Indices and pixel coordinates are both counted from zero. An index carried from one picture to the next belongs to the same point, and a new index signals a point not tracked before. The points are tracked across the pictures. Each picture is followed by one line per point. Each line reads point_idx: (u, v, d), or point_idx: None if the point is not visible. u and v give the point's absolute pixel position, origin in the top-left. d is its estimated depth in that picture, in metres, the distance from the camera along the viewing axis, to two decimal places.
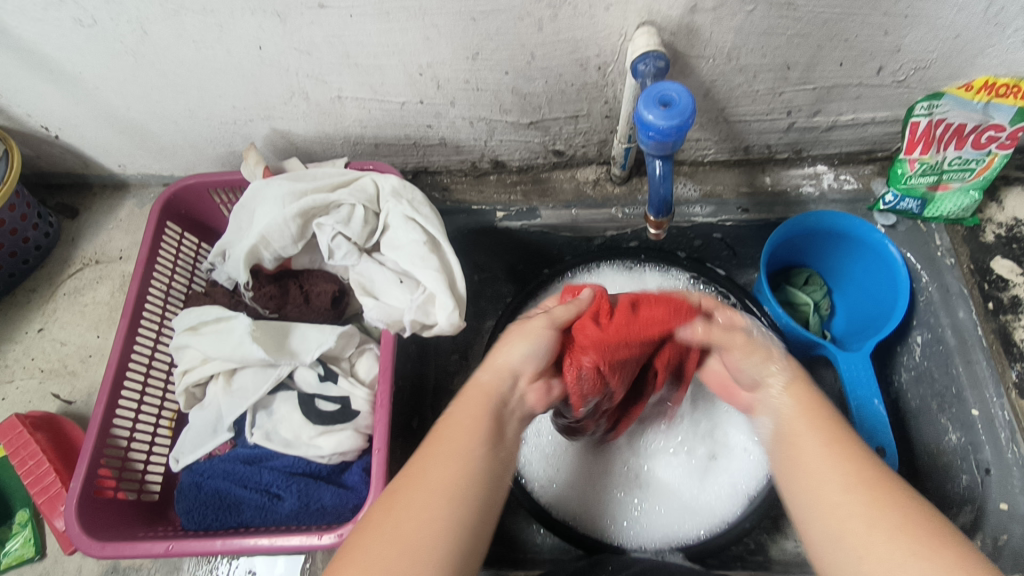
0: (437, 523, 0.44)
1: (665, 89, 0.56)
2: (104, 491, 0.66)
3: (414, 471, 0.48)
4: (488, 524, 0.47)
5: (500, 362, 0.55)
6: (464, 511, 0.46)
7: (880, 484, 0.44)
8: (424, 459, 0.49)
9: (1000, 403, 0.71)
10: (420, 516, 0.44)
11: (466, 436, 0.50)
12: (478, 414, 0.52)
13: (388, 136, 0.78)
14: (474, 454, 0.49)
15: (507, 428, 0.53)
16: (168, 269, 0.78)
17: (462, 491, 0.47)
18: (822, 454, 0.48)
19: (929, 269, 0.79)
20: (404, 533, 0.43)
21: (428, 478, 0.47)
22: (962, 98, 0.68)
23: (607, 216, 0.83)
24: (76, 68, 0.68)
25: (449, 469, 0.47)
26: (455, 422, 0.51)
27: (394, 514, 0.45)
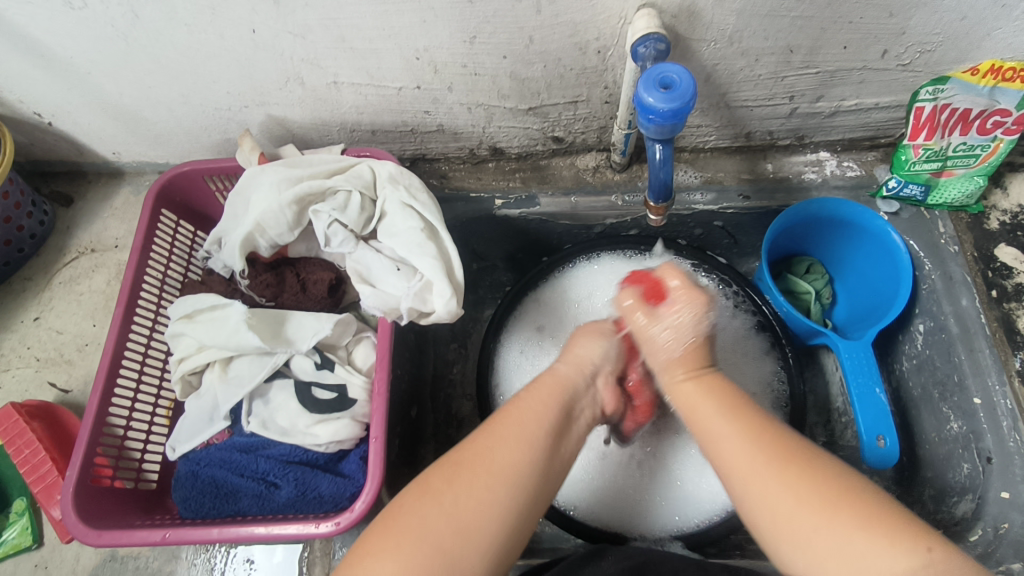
0: (494, 503, 0.53)
1: (666, 72, 0.55)
2: (101, 479, 0.66)
3: (484, 450, 0.56)
4: (535, 505, 0.56)
5: (577, 359, 0.66)
6: (516, 495, 0.54)
7: (778, 451, 0.53)
8: (487, 440, 0.57)
9: (1002, 391, 0.71)
10: (477, 496, 0.53)
11: (530, 426, 0.59)
12: (544, 407, 0.61)
13: (386, 123, 0.77)
14: (534, 443, 0.57)
15: (570, 421, 0.62)
16: (164, 256, 0.78)
17: (518, 476, 0.55)
18: (737, 448, 0.55)
19: (932, 256, 0.77)
20: (459, 508, 0.52)
21: (492, 459, 0.55)
22: (968, 82, 0.67)
23: (607, 203, 0.82)
24: (67, 52, 0.67)
25: (513, 455, 0.56)
26: (524, 412, 0.60)
27: (455, 487, 0.53)
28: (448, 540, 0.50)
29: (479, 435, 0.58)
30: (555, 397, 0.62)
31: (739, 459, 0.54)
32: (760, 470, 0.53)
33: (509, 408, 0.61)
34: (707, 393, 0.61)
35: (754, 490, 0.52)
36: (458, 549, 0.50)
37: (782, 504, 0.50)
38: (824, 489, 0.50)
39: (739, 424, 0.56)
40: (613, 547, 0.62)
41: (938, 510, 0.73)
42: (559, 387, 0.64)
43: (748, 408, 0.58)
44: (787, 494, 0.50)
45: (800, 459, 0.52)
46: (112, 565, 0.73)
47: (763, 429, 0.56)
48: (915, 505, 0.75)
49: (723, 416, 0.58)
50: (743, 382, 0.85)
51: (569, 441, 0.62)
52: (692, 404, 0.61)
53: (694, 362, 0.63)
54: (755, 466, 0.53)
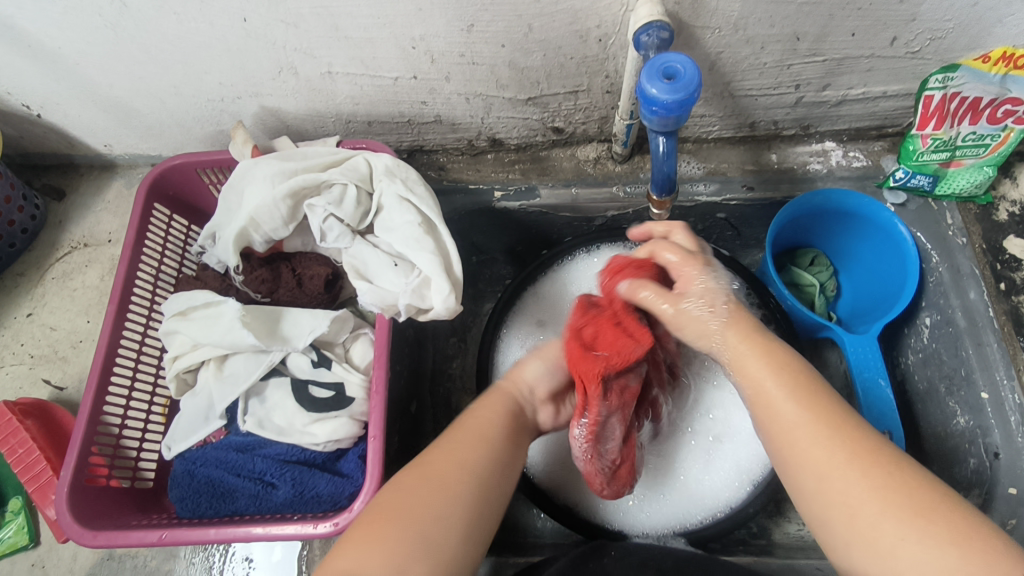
0: (465, 493, 0.53)
1: (670, 61, 0.54)
2: (96, 479, 0.65)
3: (448, 446, 0.56)
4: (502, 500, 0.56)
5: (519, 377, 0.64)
6: (485, 487, 0.54)
7: (859, 446, 0.48)
8: (453, 438, 0.57)
9: (1010, 385, 0.69)
10: (448, 489, 0.53)
11: (492, 421, 0.60)
12: (502, 407, 0.61)
13: (382, 114, 0.76)
14: (497, 440, 0.58)
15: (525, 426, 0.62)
16: (157, 252, 0.76)
17: (484, 471, 0.55)
18: (812, 439, 0.50)
19: (939, 248, 0.76)
20: (434, 499, 0.52)
21: (459, 456, 0.55)
22: (979, 70, 0.65)
23: (608, 195, 0.81)
24: (54, 43, 0.65)
25: (477, 447, 0.56)
26: (481, 409, 0.61)
27: (427, 483, 0.53)
28: (430, 530, 0.50)
29: (442, 438, 0.58)
30: (507, 403, 0.62)
31: (812, 452, 0.49)
32: (835, 465, 0.48)
33: (470, 407, 0.62)
34: (772, 368, 0.54)
35: (825, 484, 0.48)
36: (436, 537, 0.50)
37: (859, 504, 0.46)
38: (905, 492, 0.46)
39: (812, 411, 0.51)
40: (615, 545, 0.61)
41: None
42: (504, 397, 0.63)
43: (822, 392, 0.52)
44: (865, 493, 0.46)
45: (882, 456, 0.48)
46: (110, 564, 0.72)
47: (838, 418, 0.50)
48: None
49: (795, 401, 0.52)
50: None
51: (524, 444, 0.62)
52: (757, 381, 0.54)
53: (743, 322, 0.58)
54: (831, 459, 0.48)
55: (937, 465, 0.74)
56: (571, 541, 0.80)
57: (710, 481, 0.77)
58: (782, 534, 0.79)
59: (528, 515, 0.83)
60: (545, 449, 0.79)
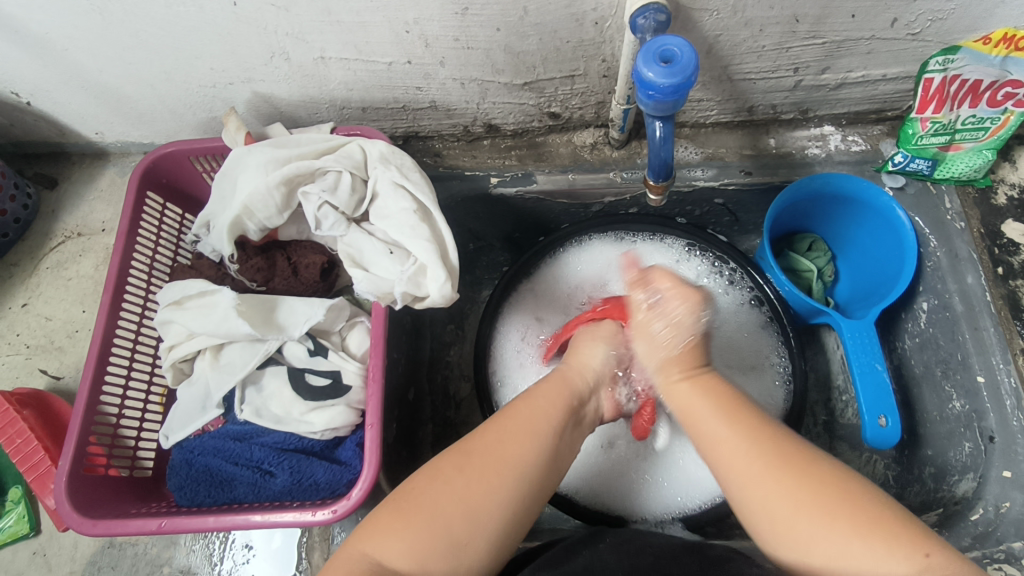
0: (501, 495, 0.53)
1: (667, 44, 0.53)
2: (94, 468, 0.66)
3: (493, 441, 0.55)
4: (540, 499, 0.56)
5: (582, 362, 0.67)
6: (522, 489, 0.54)
7: (796, 470, 0.52)
8: (496, 431, 0.57)
9: (1006, 369, 0.70)
10: (486, 486, 0.53)
11: (543, 421, 0.58)
12: (557, 405, 0.60)
13: (376, 100, 0.75)
14: (545, 438, 0.57)
15: (581, 420, 0.63)
16: (151, 240, 0.76)
17: (527, 469, 0.55)
18: (735, 452, 0.55)
19: (937, 233, 0.76)
20: (469, 495, 0.52)
21: (502, 451, 0.55)
22: (979, 52, 0.64)
23: (605, 180, 0.80)
24: (40, 28, 0.64)
25: (524, 449, 0.56)
26: (538, 405, 0.60)
27: (465, 477, 0.53)
28: (458, 527, 0.51)
29: (488, 426, 0.57)
30: (563, 399, 0.62)
31: (735, 463, 0.55)
32: (758, 474, 0.53)
33: (525, 399, 0.61)
34: (706, 397, 0.59)
35: (749, 496, 0.53)
36: (466, 535, 0.51)
37: (780, 509, 0.51)
38: (845, 511, 0.49)
39: (735, 430, 0.56)
40: (611, 530, 0.61)
41: (938, 489, 0.72)
42: (566, 390, 0.63)
43: (744, 411, 0.58)
44: (786, 500, 0.51)
45: (799, 463, 0.52)
46: (110, 552, 0.73)
47: (756, 431, 0.56)
48: (916, 484, 0.75)
49: (719, 419, 0.57)
50: (743, 353, 0.83)
51: (573, 442, 0.62)
52: (688, 403, 0.60)
53: (689, 362, 0.62)
54: (751, 470, 0.54)
55: (932, 449, 0.74)
56: (569, 526, 0.80)
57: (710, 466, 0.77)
58: None
59: None
60: None
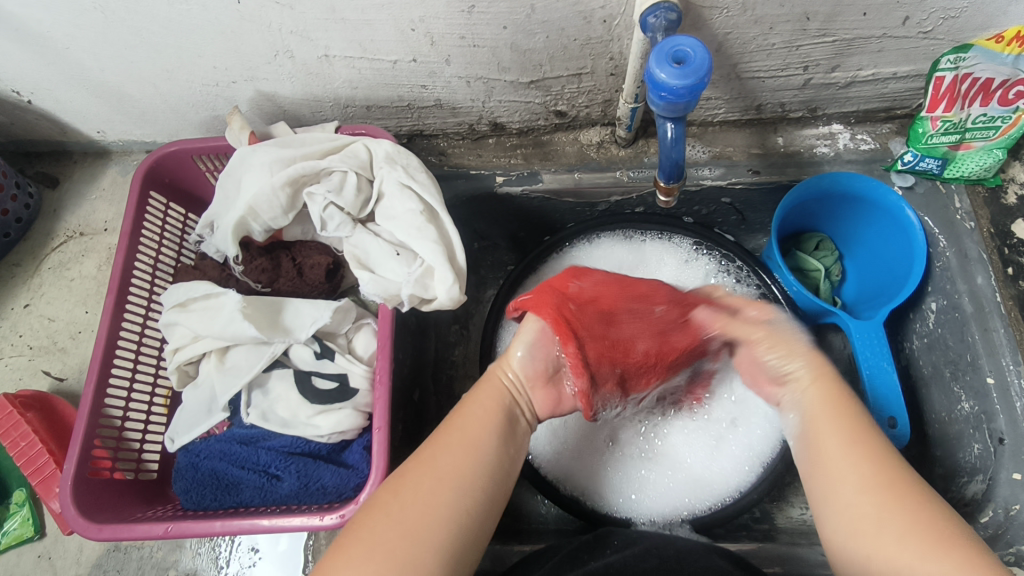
0: (440, 508, 0.49)
1: (680, 44, 0.52)
2: (99, 472, 0.65)
3: (426, 457, 0.53)
4: (489, 511, 0.53)
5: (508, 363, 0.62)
6: (464, 497, 0.51)
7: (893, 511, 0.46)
8: (434, 447, 0.54)
9: (1016, 370, 0.69)
10: (424, 501, 0.49)
11: (476, 429, 0.56)
12: (492, 412, 0.57)
13: (381, 98, 0.74)
14: (481, 445, 0.54)
15: (517, 425, 0.59)
16: (154, 241, 0.75)
17: (465, 480, 0.52)
18: (845, 463, 0.50)
19: (947, 233, 0.75)
20: (407, 514, 0.48)
21: (436, 464, 0.52)
22: (991, 51, 0.64)
23: (611, 179, 0.79)
24: (41, 26, 0.63)
25: (459, 458, 0.53)
26: (471, 414, 0.57)
27: (401, 495, 0.50)
28: (400, 547, 0.47)
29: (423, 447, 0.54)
30: (496, 404, 0.59)
31: (844, 474, 0.50)
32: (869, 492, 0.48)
33: (457, 411, 0.58)
34: (826, 405, 0.54)
35: (848, 512, 0.48)
36: (412, 554, 0.47)
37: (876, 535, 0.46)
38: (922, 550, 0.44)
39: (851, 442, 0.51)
40: (619, 533, 0.60)
41: (947, 491, 0.72)
42: (495, 395, 0.59)
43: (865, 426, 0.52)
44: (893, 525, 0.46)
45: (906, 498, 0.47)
46: (116, 555, 0.72)
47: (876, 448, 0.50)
48: None
49: (836, 425, 0.52)
50: None
51: (518, 447, 0.58)
52: (806, 407, 0.56)
53: (827, 376, 0.57)
54: (860, 483, 0.49)
55: (940, 450, 0.74)
56: (575, 527, 0.80)
57: (718, 467, 0.76)
58: (785, 518, 0.79)
59: (530, 502, 0.83)
60: (550, 437, 0.79)
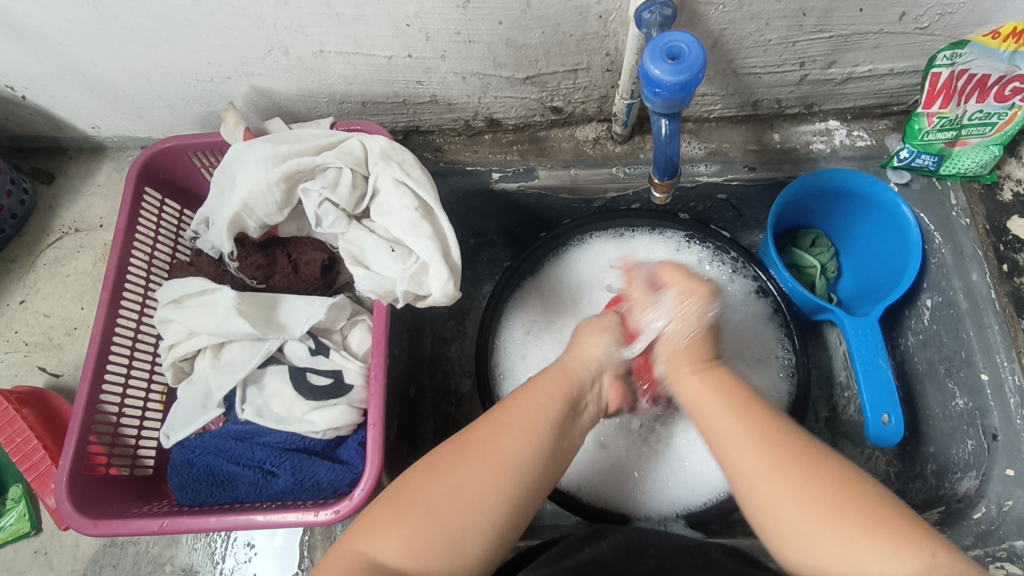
0: (498, 490, 0.52)
1: (674, 40, 0.52)
2: (95, 468, 0.65)
3: (491, 437, 0.55)
4: (537, 494, 0.56)
5: (586, 352, 0.66)
6: (520, 482, 0.54)
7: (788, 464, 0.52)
8: (494, 425, 0.57)
9: (1010, 367, 0.70)
10: (484, 481, 0.52)
11: (538, 416, 0.58)
12: (553, 402, 0.60)
13: (376, 94, 0.74)
14: (542, 433, 0.57)
15: (580, 412, 0.62)
16: (150, 237, 0.75)
17: (523, 465, 0.54)
18: (742, 448, 0.54)
19: (943, 230, 0.75)
20: (466, 490, 0.52)
21: (499, 446, 0.55)
22: (988, 47, 0.64)
23: (607, 175, 0.79)
24: (35, 21, 0.62)
25: (521, 444, 0.55)
26: (535, 399, 0.60)
27: (463, 469, 0.53)
28: (455, 522, 0.50)
29: (484, 422, 0.57)
30: (561, 391, 0.61)
31: (745, 460, 0.53)
32: (770, 477, 0.52)
33: (519, 396, 0.60)
34: (722, 394, 0.59)
35: (760, 496, 0.52)
36: (463, 531, 0.50)
37: (791, 515, 0.50)
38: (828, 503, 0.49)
39: (747, 428, 0.55)
40: (613, 528, 0.60)
41: (940, 486, 0.72)
42: (565, 381, 0.62)
43: (757, 406, 0.57)
44: (801, 500, 0.50)
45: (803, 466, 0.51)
46: (112, 551, 0.73)
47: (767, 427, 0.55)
48: (918, 481, 0.75)
49: (732, 415, 0.57)
50: (748, 347, 0.83)
51: (570, 438, 0.61)
52: (698, 401, 0.60)
53: (699, 355, 0.63)
54: (762, 467, 0.53)
55: (935, 446, 0.74)
56: (570, 522, 0.80)
57: (713, 463, 0.77)
58: None
59: None
60: None
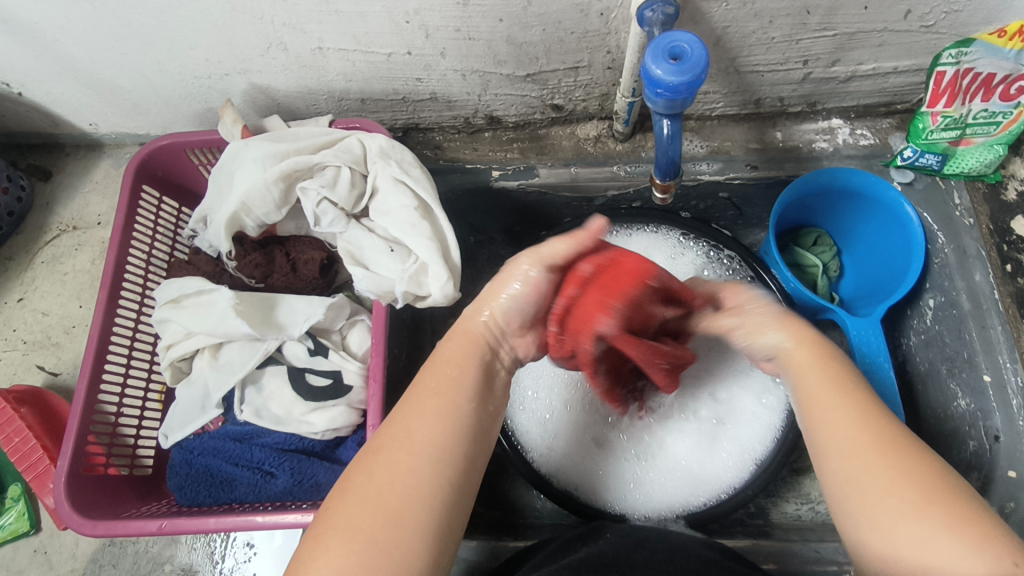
0: (420, 485, 0.44)
1: (677, 40, 0.51)
2: (94, 468, 0.65)
3: (400, 429, 0.46)
4: (473, 482, 0.47)
5: (490, 311, 0.54)
6: (450, 472, 0.45)
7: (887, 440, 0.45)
8: (404, 414, 0.48)
9: (1013, 368, 0.69)
10: (401, 478, 0.44)
11: (450, 393, 0.49)
12: (463, 373, 0.51)
13: (376, 91, 0.73)
14: (458, 409, 0.48)
15: (495, 381, 0.53)
16: (148, 234, 0.74)
17: (447, 451, 0.46)
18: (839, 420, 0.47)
19: (946, 230, 0.75)
20: (385, 499, 0.43)
21: (411, 437, 0.46)
22: (994, 45, 0.63)
23: (608, 174, 0.79)
24: (30, 18, 0.62)
25: (434, 429, 0.46)
26: (443, 375, 0.50)
27: (378, 475, 0.44)
28: (379, 532, 0.41)
29: (392, 419, 0.48)
30: (473, 359, 0.52)
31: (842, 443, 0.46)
32: (860, 452, 0.45)
33: (423, 373, 0.51)
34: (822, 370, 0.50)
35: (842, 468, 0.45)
36: (396, 539, 0.41)
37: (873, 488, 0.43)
38: (926, 488, 0.42)
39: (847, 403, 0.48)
40: (611, 526, 0.60)
41: None
42: (477, 342, 0.53)
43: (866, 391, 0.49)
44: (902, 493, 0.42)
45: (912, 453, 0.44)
46: (111, 550, 0.73)
47: (869, 408, 0.47)
48: None
49: (834, 388, 0.49)
50: None
51: (495, 412, 0.52)
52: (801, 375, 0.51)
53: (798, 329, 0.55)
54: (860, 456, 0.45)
55: (936, 446, 0.74)
56: (569, 521, 0.80)
57: (711, 463, 0.76)
58: (780, 513, 0.80)
59: (526, 496, 0.83)
60: (543, 430, 0.80)
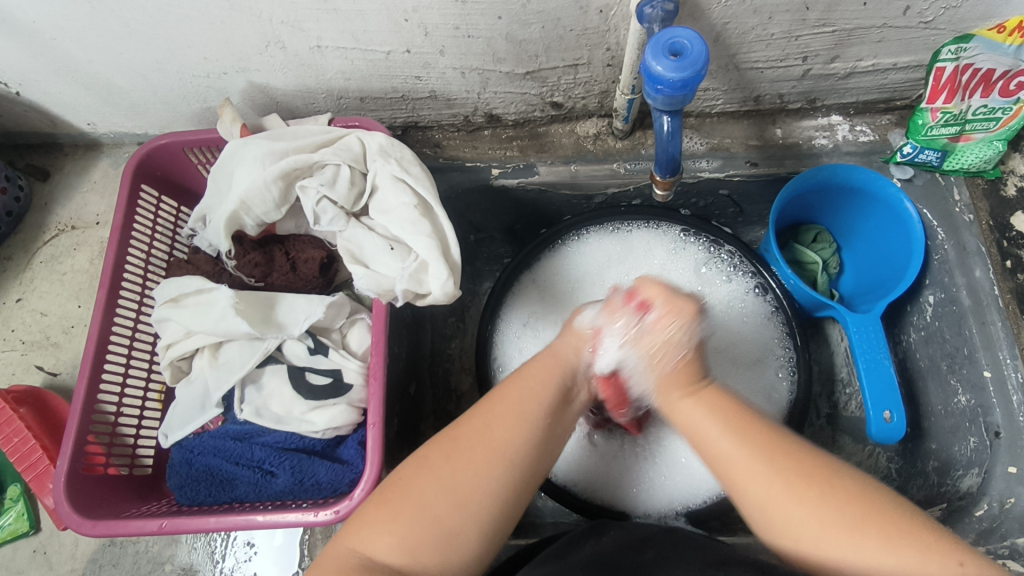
0: (489, 482, 0.49)
1: (677, 36, 0.51)
2: (94, 468, 0.65)
3: (479, 428, 0.52)
4: (530, 482, 0.52)
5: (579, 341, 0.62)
6: (513, 474, 0.51)
7: (800, 472, 0.49)
8: (484, 412, 0.53)
9: (1013, 364, 0.69)
10: (475, 473, 0.49)
11: (527, 402, 0.55)
12: (543, 388, 0.57)
13: (374, 89, 0.73)
14: (532, 420, 0.54)
15: (569, 399, 0.59)
16: (147, 234, 0.74)
17: (516, 456, 0.51)
18: (747, 467, 0.50)
19: (945, 225, 0.75)
20: (456, 484, 0.49)
21: (489, 436, 0.51)
22: (993, 41, 0.63)
23: (608, 171, 0.79)
24: (27, 17, 0.62)
25: (511, 434, 0.52)
26: (525, 385, 0.56)
27: (453, 463, 0.50)
28: (446, 515, 0.47)
29: (472, 413, 0.54)
30: (552, 377, 0.58)
31: (753, 485, 0.50)
32: (781, 495, 0.48)
33: (505, 384, 0.56)
34: (708, 406, 0.55)
35: (771, 515, 0.48)
36: (457, 524, 0.48)
37: (802, 527, 0.47)
38: (850, 515, 0.46)
39: (749, 448, 0.51)
40: (612, 524, 0.60)
41: (942, 483, 0.72)
42: (555, 365, 0.59)
43: (757, 424, 0.53)
44: (830, 515, 0.46)
45: (824, 479, 0.48)
46: (111, 550, 0.72)
47: (770, 446, 0.51)
48: (919, 478, 0.75)
49: (730, 436, 0.52)
50: (746, 346, 0.82)
51: (564, 427, 0.58)
52: (695, 426, 0.54)
53: (688, 377, 0.57)
54: (770, 491, 0.49)
55: (936, 443, 0.74)
56: (570, 520, 0.80)
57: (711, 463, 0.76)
58: None
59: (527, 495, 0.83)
60: None
